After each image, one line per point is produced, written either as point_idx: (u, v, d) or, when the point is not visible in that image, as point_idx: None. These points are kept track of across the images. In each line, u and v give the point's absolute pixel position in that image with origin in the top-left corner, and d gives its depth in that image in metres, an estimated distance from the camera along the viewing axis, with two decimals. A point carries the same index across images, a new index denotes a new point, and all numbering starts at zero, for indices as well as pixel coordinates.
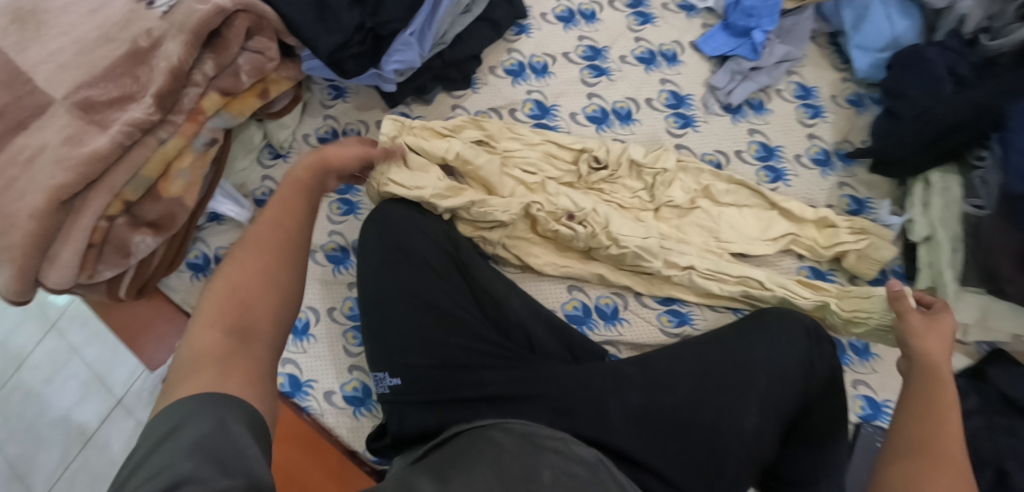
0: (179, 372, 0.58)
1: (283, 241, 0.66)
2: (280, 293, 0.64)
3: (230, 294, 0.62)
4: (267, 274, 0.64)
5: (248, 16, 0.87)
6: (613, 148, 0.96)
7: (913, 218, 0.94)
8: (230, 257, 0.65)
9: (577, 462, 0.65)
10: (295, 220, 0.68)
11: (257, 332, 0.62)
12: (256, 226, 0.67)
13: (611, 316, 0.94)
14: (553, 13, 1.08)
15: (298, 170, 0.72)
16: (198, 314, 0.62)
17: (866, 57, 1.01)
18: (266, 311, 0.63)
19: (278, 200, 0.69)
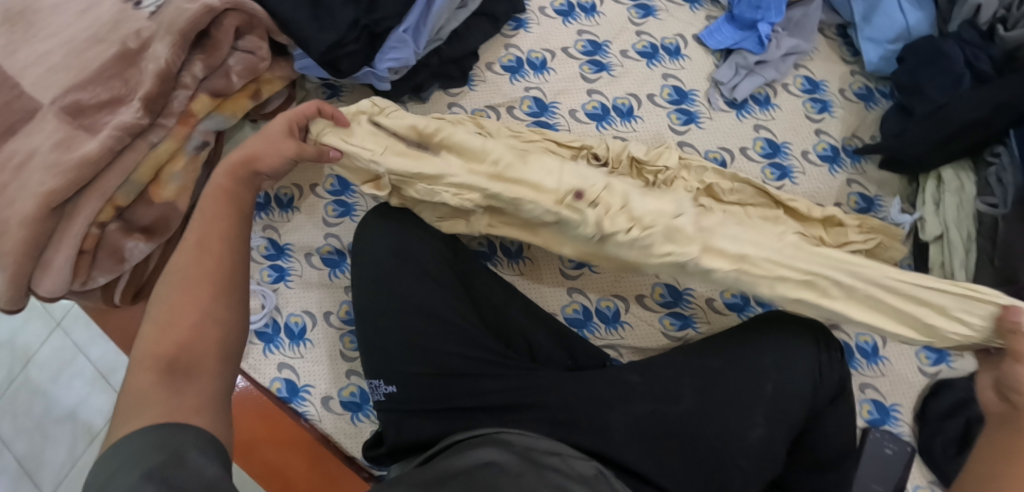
0: (125, 409, 0.58)
1: (217, 263, 0.66)
2: (213, 322, 0.64)
3: (161, 326, 0.62)
4: (200, 304, 0.64)
5: (238, 14, 0.85)
6: (613, 145, 0.93)
7: (925, 217, 0.91)
8: (163, 289, 0.65)
9: (573, 479, 0.64)
10: (219, 237, 0.68)
11: (201, 361, 0.61)
12: (184, 249, 0.67)
13: (612, 319, 0.92)
14: (552, 7, 1.05)
15: (222, 186, 0.72)
16: (138, 348, 0.62)
17: (876, 49, 0.98)
18: (206, 341, 0.63)
19: (202, 220, 0.69)
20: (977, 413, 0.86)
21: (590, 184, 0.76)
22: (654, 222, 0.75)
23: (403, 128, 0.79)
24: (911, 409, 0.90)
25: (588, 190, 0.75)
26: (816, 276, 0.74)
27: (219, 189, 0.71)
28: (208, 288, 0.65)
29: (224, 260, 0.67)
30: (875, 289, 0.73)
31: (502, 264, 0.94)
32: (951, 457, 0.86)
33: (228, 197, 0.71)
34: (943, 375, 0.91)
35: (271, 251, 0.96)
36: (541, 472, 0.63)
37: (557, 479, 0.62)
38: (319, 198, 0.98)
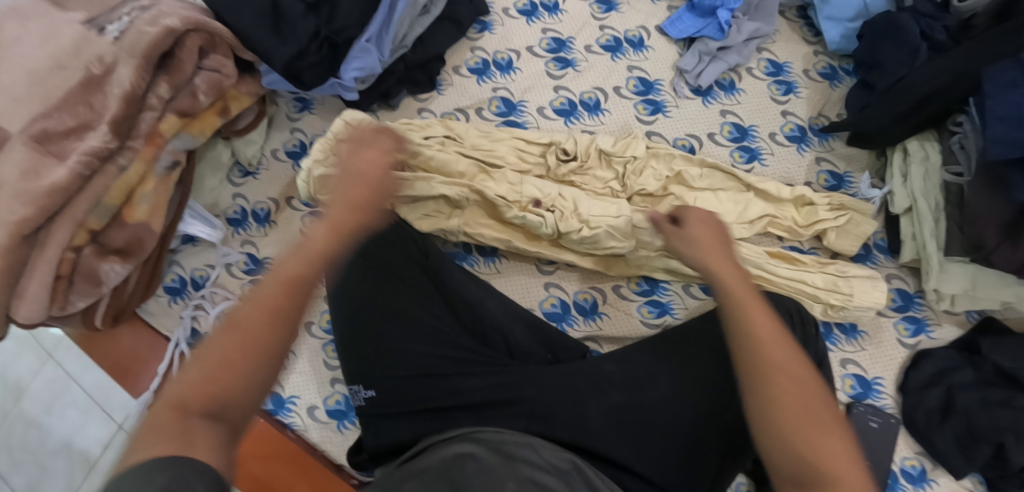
0: (143, 434, 0.52)
1: (287, 315, 0.57)
2: (259, 385, 0.56)
3: (207, 367, 0.54)
4: (246, 363, 0.55)
5: (199, 34, 0.86)
6: (580, 139, 0.95)
7: (893, 190, 0.94)
8: (223, 327, 0.56)
9: (548, 470, 0.65)
10: (291, 293, 0.58)
11: (233, 413, 0.55)
12: (256, 291, 0.58)
13: (590, 311, 0.93)
14: (515, 7, 1.05)
15: (317, 239, 0.61)
16: (180, 375, 0.55)
17: (836, 27, 0.99)
18: (245, 400, 0.55)
19: (283, 269, 0.59)
20: (957, 381, 0.87)
21: (546, 193, 0.89)
22: (600, 224, 0.87)
23: None
24: (893, 382, 0.91)
25: (546, 200, 0.88)
26: None
27: (321, 248, 0.60)
28: (264, 351, 0.56)
29: (291, 323, 0.57)
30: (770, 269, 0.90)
31: (479, 263, 0.95)
32: (935, 425, 0.87)
33: (322, 254, 0.60)
34: (923, 345, 0.92)
35: (251, 266, 0.97)
36: (515, 466, 0.64)
37: (533, 473, 0.63)
38: (295, 211, 0.99)
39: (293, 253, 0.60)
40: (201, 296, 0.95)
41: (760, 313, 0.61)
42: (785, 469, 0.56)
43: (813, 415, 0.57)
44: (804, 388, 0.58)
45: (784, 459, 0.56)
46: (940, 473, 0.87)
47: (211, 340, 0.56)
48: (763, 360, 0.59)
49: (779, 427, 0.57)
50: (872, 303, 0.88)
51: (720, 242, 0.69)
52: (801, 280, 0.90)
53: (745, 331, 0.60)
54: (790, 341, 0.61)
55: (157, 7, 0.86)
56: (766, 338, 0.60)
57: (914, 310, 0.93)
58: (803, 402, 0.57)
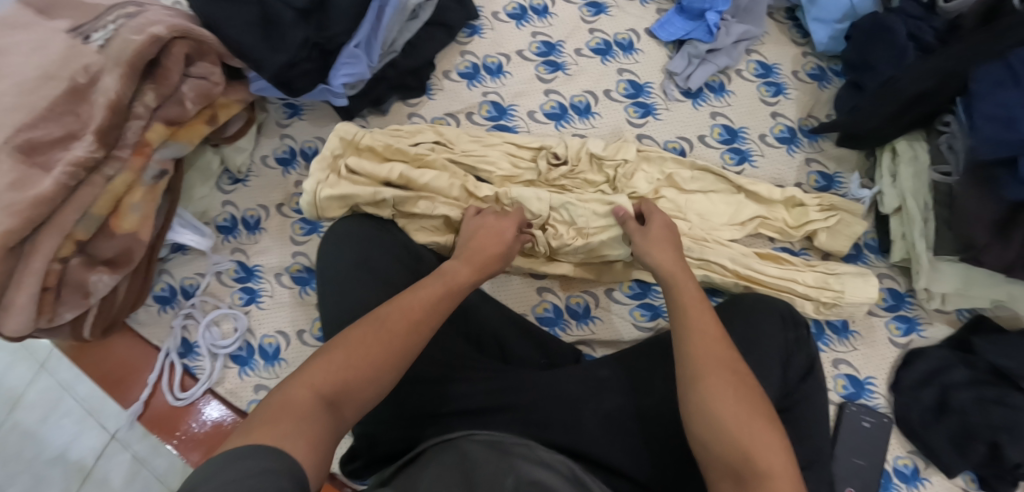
0: (264, 415, 0.59)
1: (407, 337, 0.68)
2: (379, 385, 0.66)
3: (341, 355, 0.65)
4: (375, 358, 0.66)
5: (186, 42, 0.86)
6: (571, 143, 0.95)
7: (882, 190, 0.94)
8: (361, 322, 0.68)
9: (550, 468, 0.69)
10: (428, 309, 0.71)
11: (345, 408, 0.63)
12: (401, 301, 0.71)
13: (582, 315, 0.93)
14: (504, 11, 1.05)
15: (458, 274, 0.76)
16: (304, 367, 0.64)
17: (824, 29, 0.99)
18: (362, 396, 0.65)
19: (429, 291, 0.73)
20: (951, 380, 0.88)
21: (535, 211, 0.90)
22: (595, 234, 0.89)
23: (388, 176, 0.89)
24: (885, 381, 0.91)
25: (537, 221, 0.90)
26: (709, 262, 0.90)
27: (456, 281, 0.75)
28: (393, 354, 0.67)
29: (421, 336, 0.69)
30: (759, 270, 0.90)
31: None
32: (928, 423, 0.87)
33: (460, 285, 0.75)
34: (915, 344, 0.92)
35: (241, 274, 0.96)
36: (516, 470, 0.68)
37: (535, 475, 0.67)
38: (286, 218, 0.99)
39: (438, 279, 0.75)
40: (191, 305, 0.95)
41: (708, 319, 0.71)
42: (722, 459, 0.63)
43: (755, 409, 0.65)
44: (743, 383, 0.66)
45: (727, 446, 0.63)
46: (933, 471, 0.88)
47: (347, 334, 0.67)
48: (706, 356, 0.68)
49: (722, 415, 0.64)
50: (864, 297, 0.89)
51: (677, 256, 0.80)
52: (790, 278, 0.91)
53: (697, 331, 0.70)
54: (729, 342, 0.70)
55: (144, 15, 0.85)
56: (714, 339, 0.69)
57: (905, 309, 0.93)
58: (742, 394, 0.65)
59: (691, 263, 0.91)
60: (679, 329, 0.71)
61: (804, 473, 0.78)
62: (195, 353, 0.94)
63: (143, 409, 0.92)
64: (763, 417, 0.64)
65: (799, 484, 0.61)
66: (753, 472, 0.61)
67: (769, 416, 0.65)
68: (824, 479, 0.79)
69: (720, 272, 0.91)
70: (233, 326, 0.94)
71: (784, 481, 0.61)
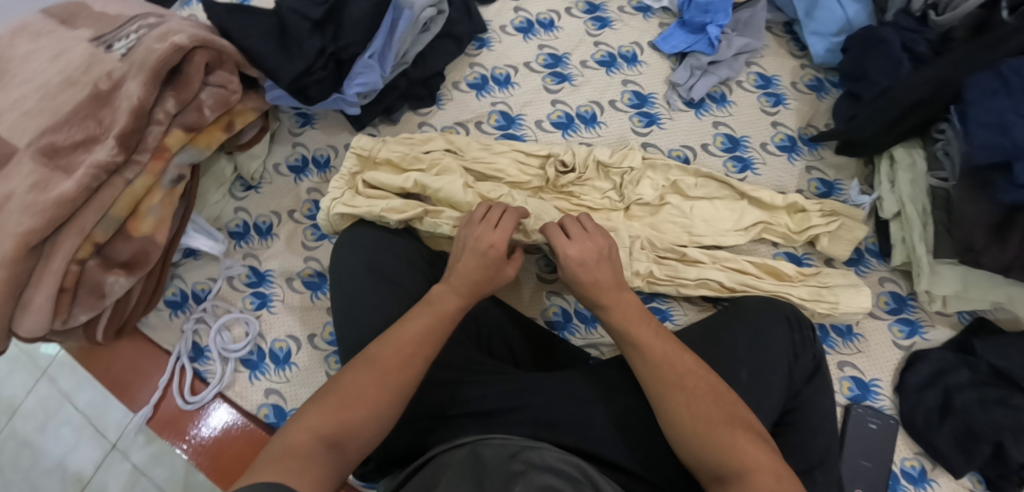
0: (268, 459, 0.61)
1: (402, 375, 0.69)
2: (380, 423, 0.67)
3: (335, 397, 0.66)
4: (370, 398, 0.67)
5: (207, 51, 0.88)
6: (578, 151, 0.97)
7: (881, 195, 0.97)
8: (355, 365, 0.70)
9: (559, 475, 0.69)
10: (419, 342, 0.71)
11: (348, 447, 0.64)
12: (392, 337, 0.71)
13: (591, 319, 0.95)
14: (511, 25, 1.09)
15: (446, 303, 0.75)
16: (305, 409, 0.66)
17: (821, 42, 1.03)
18: (363, 435, 0.66)
19: (419, 323, 0.73)
20: (954, 382, 0.89)
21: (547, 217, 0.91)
22: None
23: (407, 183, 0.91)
24: (889, 383, 0.93)
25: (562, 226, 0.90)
26: (706, 280, 0.92)
27: (446, 310, 0.74)
28: (388, 393, 0.68)
29: (415, 369, 0.70)
30: (751, 285, 0.92)
31: None
32: (934, 424, 0.89)
33: (450, 312, 0.74)
34: (918, 347, 0.94)
35: (253, 279, 0.98)
36: (526, 475, 0.68)
37: (545, 479, 0.68)
38: (297, 223, 1.00)
39: (427, 310, 0.75)
40: (203, 309, 0.96)
41: (650, 335, 0.73)
42: (705, 467, 0.65)
43: (722, 415, 0.66)
44: (696, 395, 0.68)
45: (705, 455, 0.65)
46: (939, 472, 0.89)
47: (342, 377, 0.69)
48: (660, 376, 0.70)
49: (683, 430, 0.67)
50: (858, 307, 0.91)
51: (605, 265, 0.77)
52: (783, 289, 0.93)
53: (641, 357, 0.72)
54: (682, 350, 0.72)
55: (165, 25, 0.88)
56: (657, 358, 0.71)
57: (908, 312, 0.95)
58: (697, 408, 0.67)
59: (690, 283, 0.92)
60: (632, 355, 0.73)
61: (813, 474, 0.79)
62: (205, 357, 0.95)
63: (153, 412, 0.93)
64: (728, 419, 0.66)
65: (783, 477, 0.62)
66: (732, 470, 0.63)
67: (728, 418, 0.66)
68: (833, 479, 0.79)
69: (716, 289, 0.93)
70: (244, 330, 0.95)
71: (763, 473, 0.62)
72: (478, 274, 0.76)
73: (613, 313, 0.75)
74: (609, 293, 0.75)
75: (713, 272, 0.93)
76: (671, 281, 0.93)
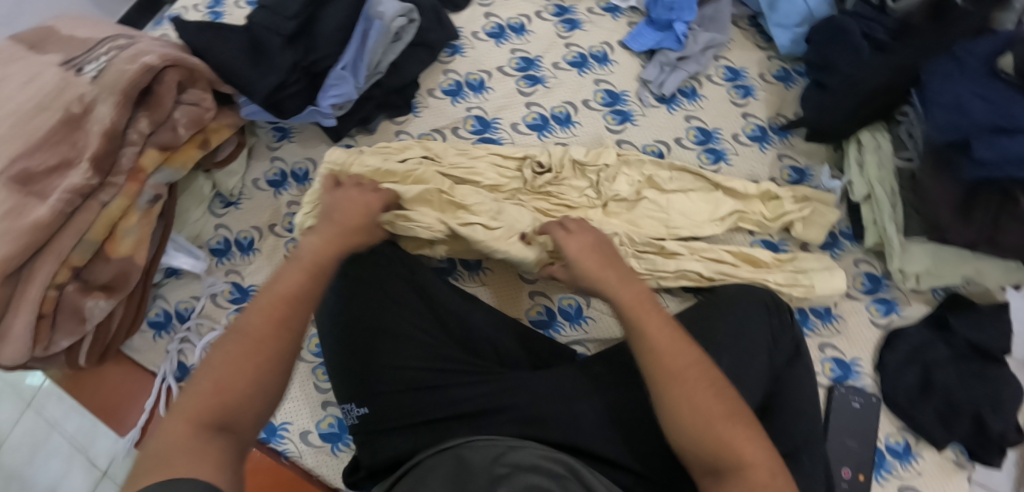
0: (148, 460, 0.57)
1: (274, 337, 0.65)
2: (266, 394, 0.63)
3: (210, 383, 0.62)
4: (249, 372, 0.63)
5: (178, 70, 0.88)
6: (554, 151, 0.99)
7: (851, 180, 0.98)
8: (223, 339, 0.64)
9: (541, 473, 0.70)
10: (292, 304, 0.67)
11: (239, 425, 0.61)
12: (259, 300, 0.67)
13: (575, 315, 0.96)
14: (483, 30, 1.10)
15: (314, 253, 0.71)
16: (178, 398, 0.62)
17: (785, 34, 1.05)
18: (255, 405, 0.63)
19: (288, 282, 0.68)
20: (933, 359, 0.92)
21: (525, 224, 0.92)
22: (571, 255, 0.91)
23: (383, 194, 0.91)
24: (870, 362, 0.94)
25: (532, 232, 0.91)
26: (684, 270, 0.94)
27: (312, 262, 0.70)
28: (267, 362, 0.64)
29: (292, 331, 0.66)
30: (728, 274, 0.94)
31: (463, 276, 0.99)
32: (914, 400, 0.91)
33: (323, 262, 0.71)
34: (894, 324, 0.96)
35: (236, 294, 0.97)
36: (511, 477, 0.69)
37: (530, 479, 0.68)
38: (279, 237, 1.00)
39: (294, 265, 0.70)
40: (187, 328, 0.95)
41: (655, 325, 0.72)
42: (699, 458, 0.66)
43: (719, 410, 0.66)
44: (697, 387, 0.67)
45: (700, 449, 0.65)
46: (924, 446, 0.91)
47: (211, 353, 0.64)
48: (661, 367, 0.69)
49: (683, 422, 0.66)
50: (833, 289, 0.93)
51: (603, 261, 0.78)
52: (761, 276, 0.94)
53: (645, 349, 0.70)
54: (686, 340, 0.71)
55: (135, 46, 0.88)
56: (660, 350, 0.70)
57: (884, 292, 0.97)
58: (699, 399, 0.67)
59: (670, 274, 0.94)
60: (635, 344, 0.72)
61: (799, 457, 0.80)
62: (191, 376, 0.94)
63: (139, 436, 0.92)
64: (727, 412, 0.66)
65: (776, 470, 0.64)
66: (729, 464, 0.64)
67: (729, 412, 0.66)
68: (818, 459, 0.81)
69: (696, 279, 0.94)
70: None
71: (756, 469, 0.63)
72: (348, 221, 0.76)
73: (620, 299, 0.75)
74: (616, 281, 0.76)
75: (690, 263, 0.94)
76: (652, 275, 0.94)
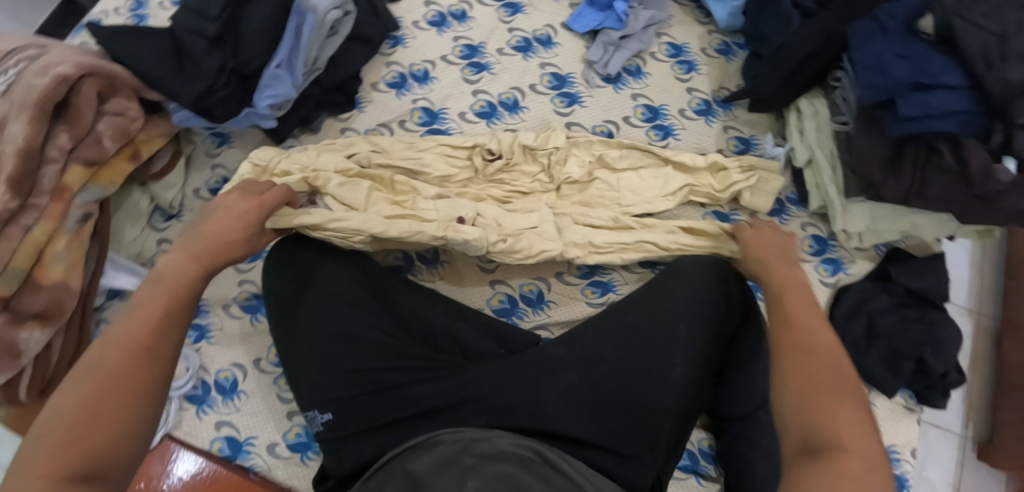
0: None
1: (139, 372, 0.60)
2: (137, 435, 0.58)
3: (64, 433, 0.56)
4: (114, 413, 0.58)
5: (96, 79, 0.84)
6: (503, 138, 0.98)
7: (793, 146, 1.02)
8: (73, 382, 0.59)
9: (507, 461, 0.71)
10: (155, 330, 0.63)
11: (111, 473, 0.56)
12: (112, 335, 0.62)
13: (537, 301, 0.96)
14: (424, 19, 1.08)
15: (182, 275, 0.69)
16: (25, 452, 0.55)
17: (723, 7, 1.07)
18: (125, 450, 0.58)
19: (150, 308, 0.65)
20: (878, 309, 0.96)
21: (463, 211, 0.90)
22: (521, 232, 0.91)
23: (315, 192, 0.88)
24: None
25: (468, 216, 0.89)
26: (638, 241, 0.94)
27: (178, 285, 0.67)
28: (132, 400, 0.59)
29: (160, 362, 0.62)
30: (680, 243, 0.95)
31: (421, 271, 0.97)
32: (864, 352, 0.95)
33: (186, 282, 0.68)
34: (842, 282, 1.00)
35: None
36: (477, 469, 0.69)
37: (498, 468, 0.69)
38: None
39: (157, 287, 0.67)
40: None
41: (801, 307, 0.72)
42: (796, 433, 0.62)
43: (821, 385, 0.64)
44: (821, 363, 0.66)
45: (800, 419, 0.63)
46: (875, 394, 0.95)
47: (59, 398, 0.58)
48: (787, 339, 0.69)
49: (787, 392, 0.65)
50: None
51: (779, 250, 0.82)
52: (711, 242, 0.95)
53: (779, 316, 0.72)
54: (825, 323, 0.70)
55: (46, 56, 0.83)
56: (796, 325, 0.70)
57: (830, 252, 1.01)
58: (819, 372, 0.65)
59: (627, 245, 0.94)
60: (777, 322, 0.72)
61: (758, 413, 0.85)
62: None
63: None
64: (821, 384, 0.64)
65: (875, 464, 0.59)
66: (827, 442, 0.60)
67: (844, 393, 0.63)
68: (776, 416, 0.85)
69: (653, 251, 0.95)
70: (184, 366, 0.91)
71: (855, 453, 0.59)
72: (232, 235, 0.74)
73: (774, 276, 0.77)
74: (778, 265, 0.79)
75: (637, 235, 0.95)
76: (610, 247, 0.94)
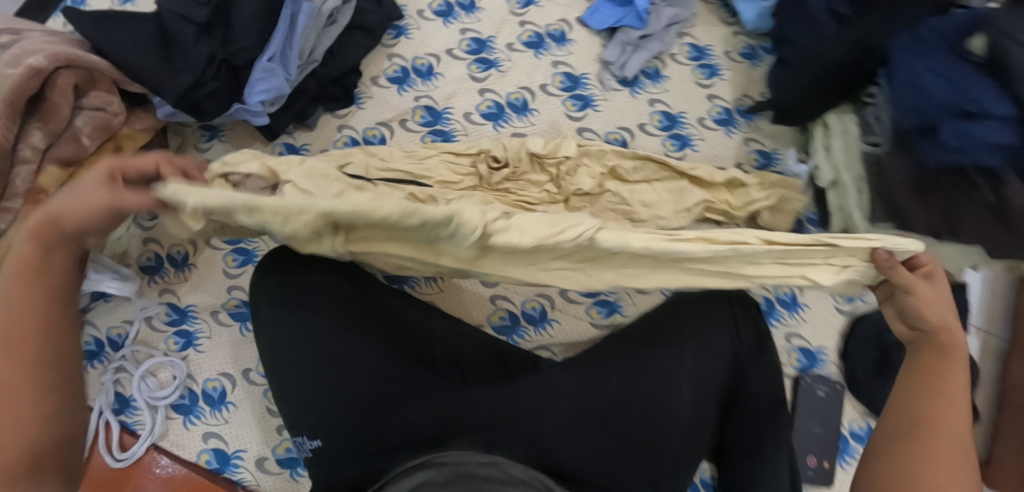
0: None
1: (29, 360, 0.64)
2: (44, 414, 0.64)
3: None
4: (19, 411, 0.62)
5: (72, 71, 0.77)
6: (510, 144, 0.92)
7: (817, 163, 0.95)
8: None
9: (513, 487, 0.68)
10: (17, 328, 0.64)
11: (42, 454, 0.63)
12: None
13: (539, 319, 0.92)
14: (430, 8, 1.01)
15: (26, 254, 0.65)
16: None
17: (751, 7, 1.00)
18: (37, 434, 0.63)
19: (3, 304, 0.64)
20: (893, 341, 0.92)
21: None
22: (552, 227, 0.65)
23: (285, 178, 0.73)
24: (835, 350, 0.94)
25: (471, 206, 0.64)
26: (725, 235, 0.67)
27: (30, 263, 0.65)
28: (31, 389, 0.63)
29: (35, 350, 0.64)
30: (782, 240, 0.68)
31: (420, 283, 0.92)
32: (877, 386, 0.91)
33: (37, 259, 0.65)
34: (858, 310, 0.96)
35: (174, 316, 0.89)
36: None
37: None
38: (216, 249, 0.92)
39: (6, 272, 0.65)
40: (121, 357, 0.87)
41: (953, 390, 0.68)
42: None
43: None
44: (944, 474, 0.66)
45: None
46: None
47: None
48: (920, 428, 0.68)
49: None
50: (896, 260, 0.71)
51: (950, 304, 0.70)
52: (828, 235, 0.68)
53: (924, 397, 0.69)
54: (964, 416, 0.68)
55: (18, 44, 0.77)
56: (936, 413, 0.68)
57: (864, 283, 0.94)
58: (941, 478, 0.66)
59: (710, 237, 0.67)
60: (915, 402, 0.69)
61: (764, 452, 0.82)
62: (131, 408, 0.86)
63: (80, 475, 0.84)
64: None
65: None
66: None
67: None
68: (783, 457, 0.82)
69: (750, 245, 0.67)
70: (171, 374, 0.87)
71: None
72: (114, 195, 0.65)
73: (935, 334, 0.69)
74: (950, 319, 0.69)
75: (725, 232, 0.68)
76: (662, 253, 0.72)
